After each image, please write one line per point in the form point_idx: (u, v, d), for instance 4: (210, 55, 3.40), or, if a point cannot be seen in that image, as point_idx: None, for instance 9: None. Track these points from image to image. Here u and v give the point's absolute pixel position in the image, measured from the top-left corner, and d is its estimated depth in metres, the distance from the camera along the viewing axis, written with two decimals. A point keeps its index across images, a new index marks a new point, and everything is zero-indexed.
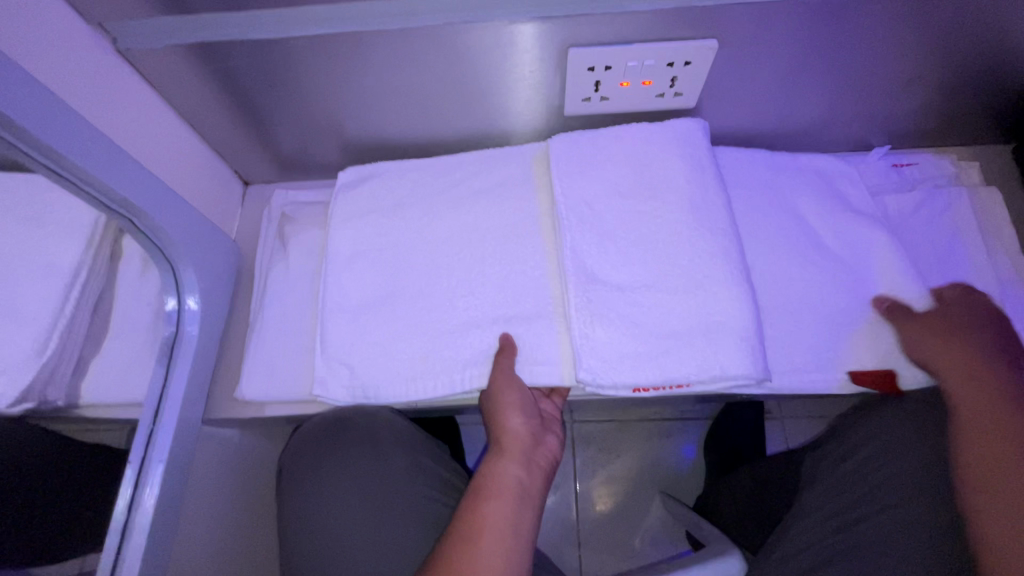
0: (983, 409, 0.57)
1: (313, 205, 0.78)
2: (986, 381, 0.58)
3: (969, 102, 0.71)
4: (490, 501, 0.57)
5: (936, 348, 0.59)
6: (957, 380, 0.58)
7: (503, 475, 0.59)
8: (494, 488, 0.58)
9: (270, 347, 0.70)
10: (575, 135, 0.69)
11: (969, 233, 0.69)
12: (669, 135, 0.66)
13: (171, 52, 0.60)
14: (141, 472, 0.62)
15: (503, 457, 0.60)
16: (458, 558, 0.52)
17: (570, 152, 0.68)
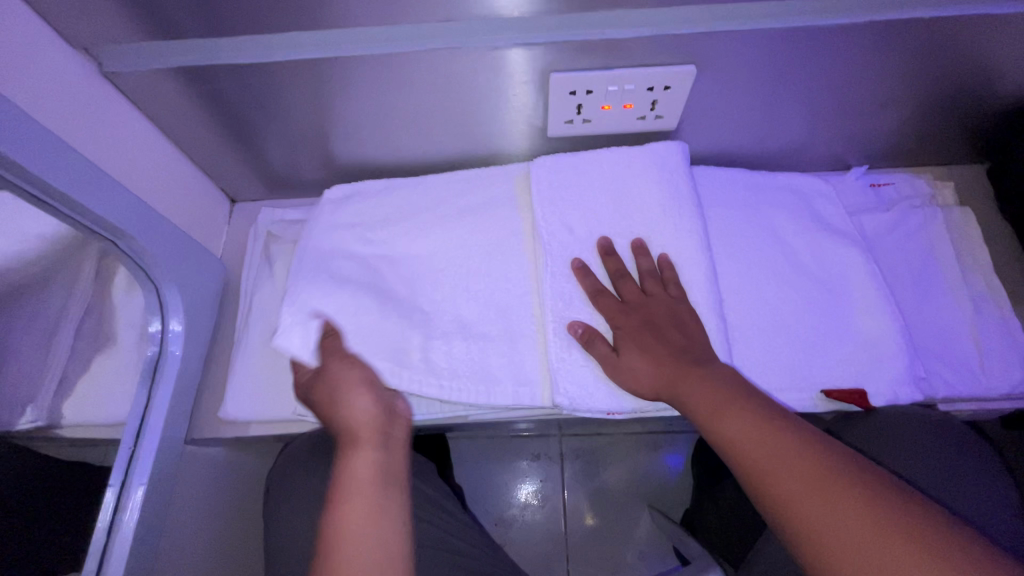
0: (729, 415, 0.52)
1: (301, 223, 0.78)
2: (696, 385, 0.54)
3: (943, 124, 0.73)
4: (360, 498, 0.55)
5: (662, 374, 0.57)
6: (688, 381, 0.55)
7: (356, 467, 0.57)
8: (347, 485, 0.56)
9: (256, 367, 0.70)
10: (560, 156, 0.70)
11: (944, 253, 0.71)
12: (651, 159, 0.67)
13: (156, 75, 0.61)
14: (121, 496, 0.62)
15: (353, 448, 0.58)
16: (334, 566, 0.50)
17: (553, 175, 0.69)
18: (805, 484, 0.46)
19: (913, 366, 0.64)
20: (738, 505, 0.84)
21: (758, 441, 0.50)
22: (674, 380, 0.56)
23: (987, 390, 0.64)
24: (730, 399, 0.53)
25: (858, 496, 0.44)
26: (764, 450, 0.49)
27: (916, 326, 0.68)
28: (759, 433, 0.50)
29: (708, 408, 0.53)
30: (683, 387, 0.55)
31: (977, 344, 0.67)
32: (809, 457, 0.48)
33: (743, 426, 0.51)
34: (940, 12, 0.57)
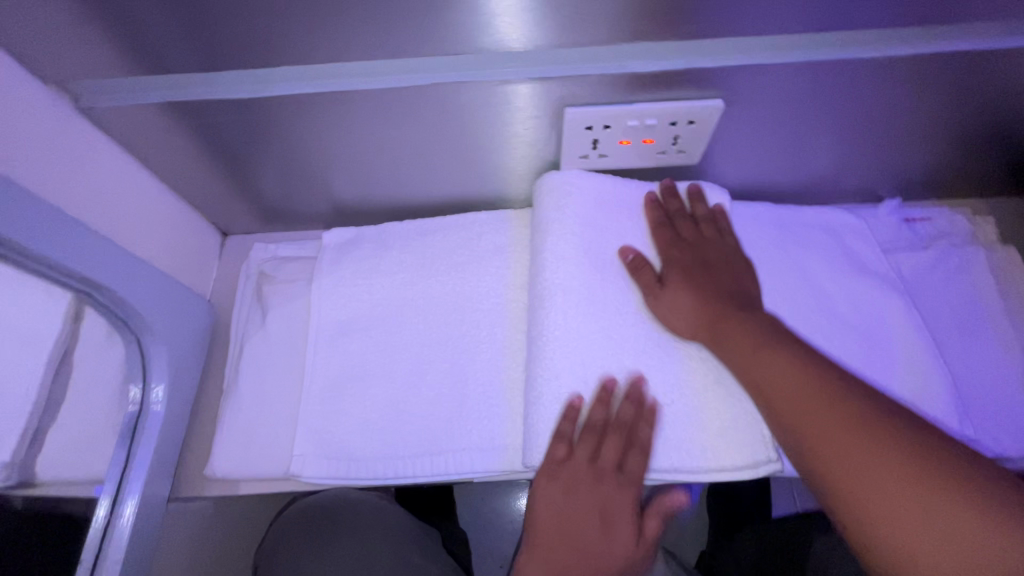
0: (802, 376, 0.49)
1: (297, 260, 0.73)
2: (734, 328, 0.54)
3: (982, 156, 0.68)
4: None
5: (701, 316, 0.57)
6: (729, 325, 0.55)
7: None
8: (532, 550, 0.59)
9: (245, 420, 0.65)
10: (573, 174, 0.63)
11: (989, 297, 0.66)
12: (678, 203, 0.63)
13: (137, 110, 0.56)
14: (95, 569, 0.57)
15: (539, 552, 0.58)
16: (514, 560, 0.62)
17: (567, 199, 0.62)
18: (891, 461, 0.42)
19: (959, 424, 0.58)
20: (762, 561, 0.78)
21: (788, 378, 0.49)
22: (717, 327, 0.55)
23: None
24: (804, 374, 0.49)
25: (848, 411, 0.45)
26: (752, 350, 0.52)
27: (958, 377, 0.63)
28: (754, 342, 0.53)
29: (779, 386, 0.49)
30: (724, 331, 0.55)
31: None
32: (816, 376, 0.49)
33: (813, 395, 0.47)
34: (993, 44, 0.52)
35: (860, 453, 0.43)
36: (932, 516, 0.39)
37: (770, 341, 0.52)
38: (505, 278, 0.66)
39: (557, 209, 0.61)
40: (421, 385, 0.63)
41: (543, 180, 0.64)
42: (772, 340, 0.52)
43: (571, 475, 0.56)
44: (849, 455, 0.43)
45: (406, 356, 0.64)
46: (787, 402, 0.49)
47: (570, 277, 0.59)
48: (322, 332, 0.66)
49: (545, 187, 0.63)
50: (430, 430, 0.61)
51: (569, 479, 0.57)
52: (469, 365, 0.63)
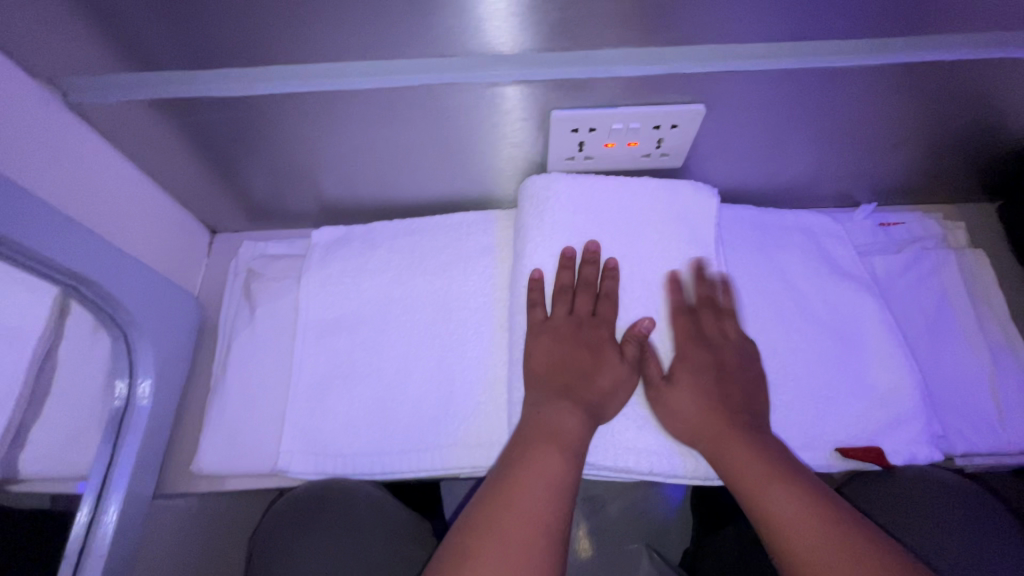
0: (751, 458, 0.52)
1: (285, 258, 0.73)
2: (734, 444, 0.53)
3: (953, 163, 0.71)
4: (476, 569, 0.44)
5: (707, 421, 0.55)
6: (732, 442, 0.53)
7: (531, 488, 0.49)
8: (512, 495, 0.49)
9: (232, 417, 0.65)
10: (553, 180, 0.64)
11: (959, 299, 0.68)
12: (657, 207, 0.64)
13: (126, 106, 0.56)
14: (79, 566, 0.56)
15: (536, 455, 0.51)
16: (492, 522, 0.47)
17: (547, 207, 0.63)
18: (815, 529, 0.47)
19: (928, 420, 0.61)
20: (741, 557, 0.80)
21: (793, 508, 0.49)
22: (722, 438, 0.54)
23: (1003, 445, 0.62)
24: (802, 503, 0.49)
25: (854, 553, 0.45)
26: (754, 475, 0.51)
27: (928, 375, 0.65)
28: (757, 466, 0.51)
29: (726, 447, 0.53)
30: (727, 448, 0.53)
31: (994, 395, 0.64)
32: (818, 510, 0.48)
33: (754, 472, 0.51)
34: (959, 54, 0.54)
35: None
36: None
37: (771, 463, 0.52)
38: (493, 277, 0.67)
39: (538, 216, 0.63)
40: (408, 381, 0.64)
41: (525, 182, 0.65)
42: (773, 462, 0.52)
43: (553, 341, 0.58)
44: None
45: (393, 354, 0.65)
46: (793, 538, 0.47)
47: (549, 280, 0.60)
48: (310, 329, 0.67)
49: (527, 191, 0.64)
50: (416, 426, 0.62)
51: (553, 344, 0.57)
52: (456, 362, 0.64)
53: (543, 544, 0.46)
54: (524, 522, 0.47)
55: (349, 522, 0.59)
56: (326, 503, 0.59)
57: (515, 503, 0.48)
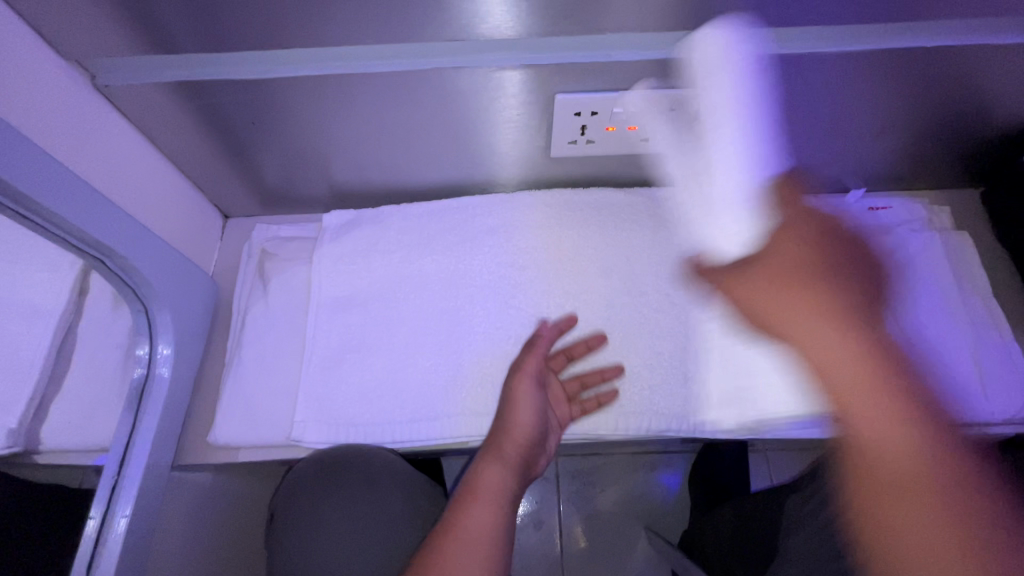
0: (876, 399, 0.45)
1: (297, 240, 0.76)
2: (845, 356, 0.46)
3: (937, 148, 0.74)
4: (472, 506, 0.52)
5: (831, 318, 0.47)
6: (837, 359, 0.47)
7: (489, 477, 0.55)
8: (476, 488, 0.54)
9: (247, 390, 0.67)
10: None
11: (943, 278, 0.71)
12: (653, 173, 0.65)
13: (151, 88, 0.59)
14: (104, 529, 0.59)
15: (490, 461, 0.56)
16: (454, 514, 0.52)
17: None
18: (905, 454, 0.44)
19: None
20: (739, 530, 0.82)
21: (881, 403, 0.45)
22: (851, 359, 0.46)
23: (986, 415, 0.65)
24: (909, 421, 0.44)
25: (963, 483, 0.43)
26: (859, 382, 0.46)
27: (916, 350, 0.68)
28: (882, 393, 0.45)
29: (830, 362, 0.47)
30: (854, 396, 0.46)
31: (978, 369, 0.67)
32: (907, 435, 0.44)
33: (854, 384, 0.46)
34: (939, 42, 0.58)
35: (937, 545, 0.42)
36: (937, 512, 0.42)
37: (895, 383, 0.46)
38: (498, 257, 0.70)
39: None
40: (417, 354, 0.66)
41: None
42: (895, 380, 0.46)
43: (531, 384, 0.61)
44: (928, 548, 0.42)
45: (402, 330, 0.67)
46: (866, 428, 0.45)
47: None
48: (322, 306, 0.69)
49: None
50: (425, 396, 0.64)
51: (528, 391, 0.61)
52: (464, 337, 0.67)
53: (492, 546, 0.50)
54: (506, 464, 0.56)
55: (370, 485, 0.61)
56: (349, 468, 0.61)
57: (506, 446, 0.57)
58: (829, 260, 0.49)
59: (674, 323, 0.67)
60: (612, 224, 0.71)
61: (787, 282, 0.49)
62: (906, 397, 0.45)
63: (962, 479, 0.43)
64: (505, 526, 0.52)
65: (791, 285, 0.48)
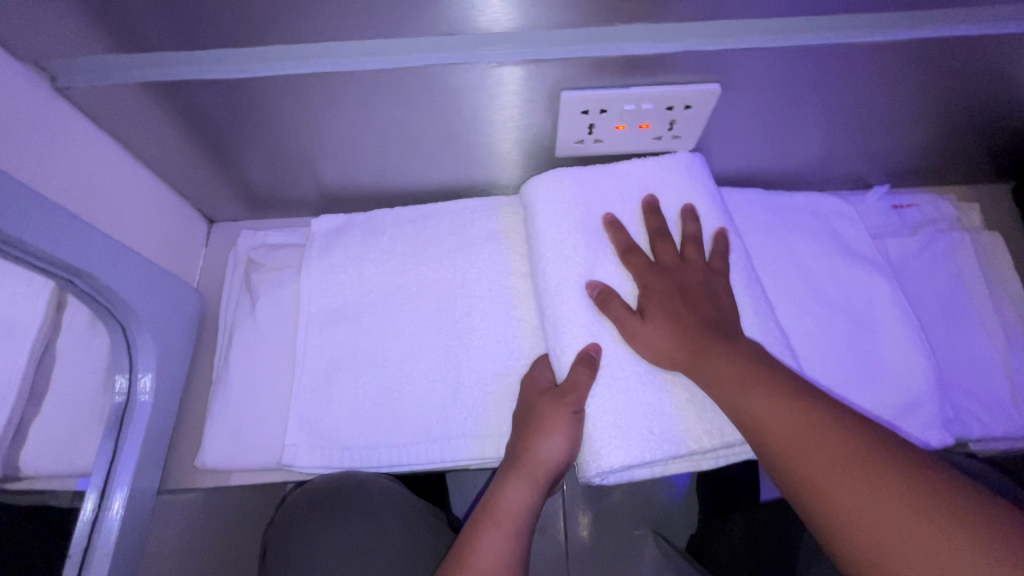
0: (768, 397, 0.46)
1: (286, 248, 0.71)
2: (713, 356, 0.50)
3: (970, 142, 0.69)
4: (493, 531, 0.50)
5: (682, 341, 0.52)
6: (709, 355, 0.50)
7: (510, 501, 0.51)
8: (497, 513, 0.51)
9: (235, 410, 0.64)
10: (554, 173, 0.61)
11: (973, 282, 0.67)
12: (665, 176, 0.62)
13: (118, 90, 0.54)
14: (85, 566, 0.55)
15: (511, 483, 0.52)
16: (471, 541, 0.50)
17: (555, 202, 0.60)
18: (788, 425, 0.45)
19: (943, 407, 0.60)
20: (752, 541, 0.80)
21: (759, 398, 0.46)
22: (699, 356, 0.51)
23: (1019, 431, 0.61)
24: (780, 403, 0.46)
25: (872, 464, 0.41)
26: (732, 377, 0.48)
27: (944, 360, 0.64)
28: (729, 366, 0.49)
29: (705, 367, 0.50)
30: (704, 363, 0.50)
31: (1011, 381, 0.63)
32: (797, 411, 0.45)
33: (729, 381, 0.48)
34: (984, 30, 0.52)
35: (884, 522, 0.38)
36: (886, 501, 0.39)
37: (761, 367, 0.48)
38: (500, 265, 0.66)
39: (547, 206, 0.60)
40: (415, 372, 0.62)
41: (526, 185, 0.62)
42: (772, 374, 0.48)
43: (654, 295, 0.54)
44: (874, 523, 0.39)
45: (398, 344, 0.63)
46: (757, 423, 0.46)
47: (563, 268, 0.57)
48: (312, 320, 0.65)
49: (528, 190, 0.62)
50: (424, 418, 0.61)
51: (650, 302, 0.54)
52: (463, 352, 0.63)
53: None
54: (532, 483, 0.52)
55: (371, 515, 0.59)
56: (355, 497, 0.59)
57: (528, 464, 0.53)
58: (685, 292, 0.54)
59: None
60: None
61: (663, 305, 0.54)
62: (782, 387, 0.47)
63: (865, 458, 0.41)
64: (525, 554, 0.50)
65: (657, 320, 0.53)
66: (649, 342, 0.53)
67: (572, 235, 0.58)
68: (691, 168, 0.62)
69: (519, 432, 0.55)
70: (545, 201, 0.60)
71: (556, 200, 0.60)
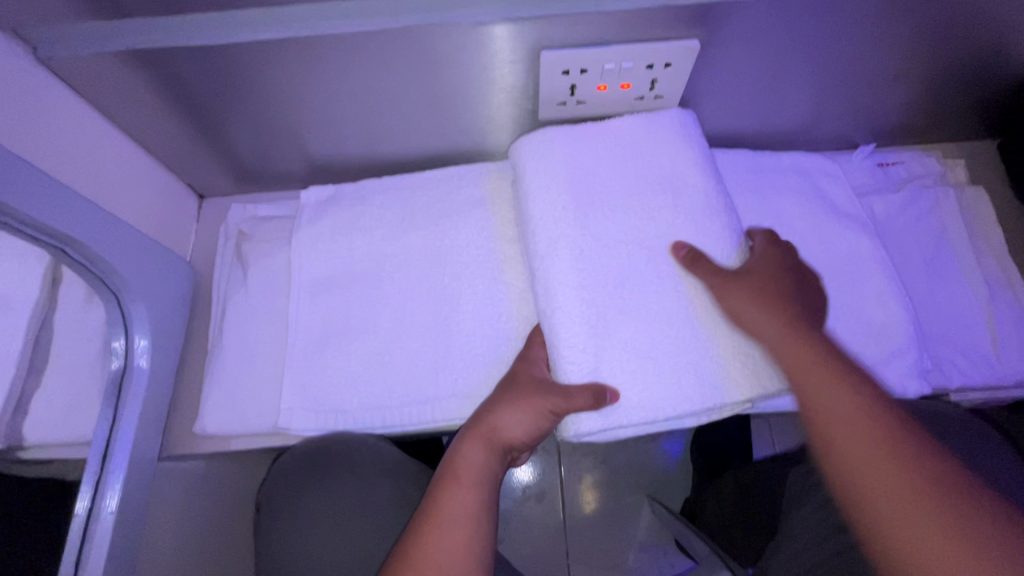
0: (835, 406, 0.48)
1: (275, 219, 0.72)
2: (816, 362, 0.50)
3: (954, 97, 0.69)
4: (456, 486, 0.51)
5: (787, 340, 0.52)
6: (809, 359, 0.50)
7: (469, 460, 0.53)
8: (456, 472, 0.52)
9: (231, 377, 0.65)
10: (551, 133, 0.60)
11: (956, 237, 0.68)
12: (655, 134, 0.61)
13: (100, 59, 0.54)
14: (89, 528, 0.57)
15: (470, 445, 0.54)
16: (432, 503, 0.51)
17: (549, 164, 0.59)
18: (850, 404, 0.47)
19: (925, 357, 0.61)
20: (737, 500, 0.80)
21: (833, 380, 0.49)
22: (787, 351, 0.51)
23: (999, 379, 0.62)
24: (846, 390, 0.48)
25: (920, 460, 0.44)
26: (813, 367, 0.50)
27: (927, 315, 0.65)
28: (826, 372, 0.49)
29: (794, 351, 0.51)
30: (799, 364, 0.50)
31: (992, 331, 0.64)
32: (861, 400, 0.47)
33: (816, 380, 0.49)
34: None
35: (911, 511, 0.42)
36: (904, 474, 0.44)
37: (838, 364, 0.50)
38: (487, 230, 0.66)
39: (539, 167, 0.59)
40: (405, 336, 0.63)
41: (517, 143, 0.61)
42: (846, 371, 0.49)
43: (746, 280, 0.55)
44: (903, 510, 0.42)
45: (388, 310, 0.65)
46: (822, 405, 0.48)
47: (556, 232, 0.57)
48: (303, 288, 0.66)
49: (521, 150, 0.61)
50: (415, 379, 0.62)
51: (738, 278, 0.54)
52: (452, 316, 0.64)
53: (468, 534, 0.48)
54: (489, 443, 0.54)
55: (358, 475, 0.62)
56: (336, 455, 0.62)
57: (486, 429, 0.55)
58: (782, 287, 0.55)
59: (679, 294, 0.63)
60: None
61: (764, 295, 0.54)
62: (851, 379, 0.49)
63: (917, 456, 0.44)
64: (492, 511, 0.51)
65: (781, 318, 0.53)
66: (751, 315, 0.53)
67: (564, 198, 0.58)
68: (685, 127, 0.61)
69: (488, 399, 0.57)
70: (540, 164, 0.59)
71: (551, 161, 0.59)
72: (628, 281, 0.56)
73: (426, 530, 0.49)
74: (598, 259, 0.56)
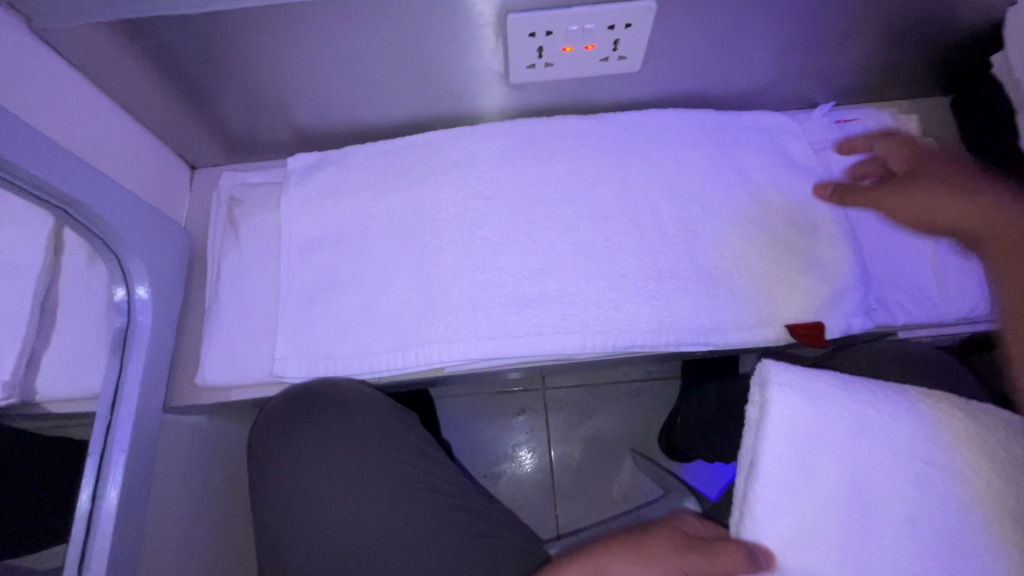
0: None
1: (263, 185, 0.76)
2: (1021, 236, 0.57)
3: (907, 54, 0.72)
4: (630, 553, 0.56)
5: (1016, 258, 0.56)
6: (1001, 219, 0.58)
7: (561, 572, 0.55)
8: (544, 572, 0.56)
9: (229, 333, 0.70)
10: (793, 369, 0.52)
11: (907, 187, 0.72)
12: (792, 404, 0.50)
13: (91, 28, 0.57)
14: (103, 466, 0.61)
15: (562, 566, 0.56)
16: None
17: (811, 439, 0.50)
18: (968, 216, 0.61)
19: (870, 296, 0.68)
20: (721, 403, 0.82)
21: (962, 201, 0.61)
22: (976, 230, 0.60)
23: (941, 316, 0.68)
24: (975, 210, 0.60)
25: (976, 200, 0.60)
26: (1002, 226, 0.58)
27: (878, 261, 0.71)
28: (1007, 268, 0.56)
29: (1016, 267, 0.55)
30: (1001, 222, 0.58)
31: (936, 274, 0.69)
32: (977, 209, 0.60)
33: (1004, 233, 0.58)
34: None
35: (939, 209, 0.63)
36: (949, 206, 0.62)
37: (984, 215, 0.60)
38: (464, 188, 0.71)
39: (785, 442, 0.50)
40: (389, 289, 0.68)
41: (770, 389, 0.51)
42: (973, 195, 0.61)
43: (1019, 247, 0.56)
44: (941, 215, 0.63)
45: (374, 266, 0.69)
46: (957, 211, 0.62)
47: (792, 516, 0.49)
48: (293, 249, 0.70)
49: (778, 408, 0.50)
50: (400, 328, 0.67)
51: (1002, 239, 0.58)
52: (433, 269, 0.68)
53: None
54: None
55: (346, 412, 0.67)
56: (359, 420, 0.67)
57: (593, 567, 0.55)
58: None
59: (638, 244, 0.68)
60: (576, 152, 0.72)
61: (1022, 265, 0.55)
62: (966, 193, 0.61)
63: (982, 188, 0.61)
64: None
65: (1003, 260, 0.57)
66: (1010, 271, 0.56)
67: (782, 477, 0.50)
68: (805, 386, 0.51)
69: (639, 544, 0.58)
70: (756, 432, 0.51)
71: (762, 448, 0.50)
72: (859, 470, 0.50)
73: (580, 571, 0.54)
74: (905, 500, 0.49)
